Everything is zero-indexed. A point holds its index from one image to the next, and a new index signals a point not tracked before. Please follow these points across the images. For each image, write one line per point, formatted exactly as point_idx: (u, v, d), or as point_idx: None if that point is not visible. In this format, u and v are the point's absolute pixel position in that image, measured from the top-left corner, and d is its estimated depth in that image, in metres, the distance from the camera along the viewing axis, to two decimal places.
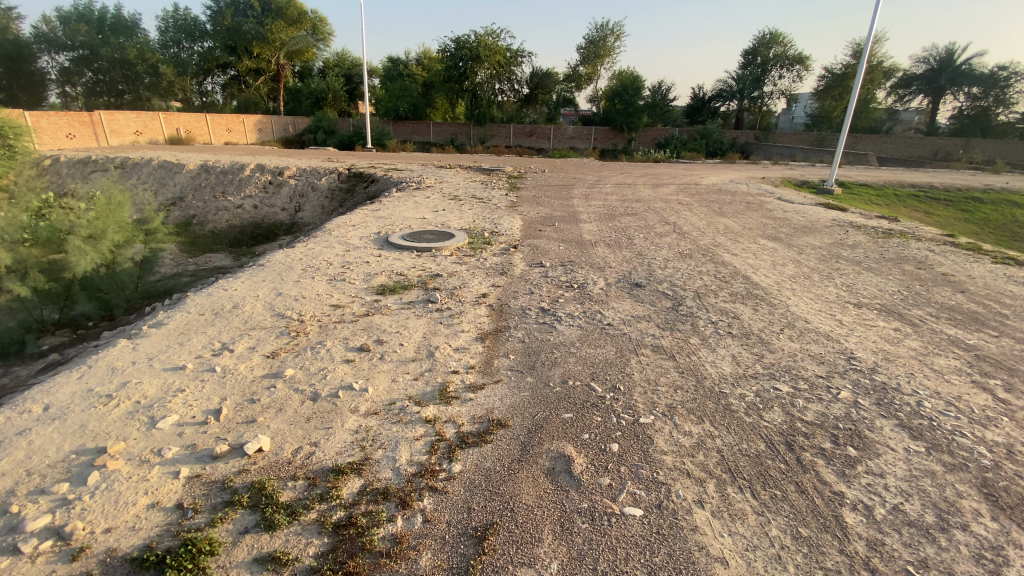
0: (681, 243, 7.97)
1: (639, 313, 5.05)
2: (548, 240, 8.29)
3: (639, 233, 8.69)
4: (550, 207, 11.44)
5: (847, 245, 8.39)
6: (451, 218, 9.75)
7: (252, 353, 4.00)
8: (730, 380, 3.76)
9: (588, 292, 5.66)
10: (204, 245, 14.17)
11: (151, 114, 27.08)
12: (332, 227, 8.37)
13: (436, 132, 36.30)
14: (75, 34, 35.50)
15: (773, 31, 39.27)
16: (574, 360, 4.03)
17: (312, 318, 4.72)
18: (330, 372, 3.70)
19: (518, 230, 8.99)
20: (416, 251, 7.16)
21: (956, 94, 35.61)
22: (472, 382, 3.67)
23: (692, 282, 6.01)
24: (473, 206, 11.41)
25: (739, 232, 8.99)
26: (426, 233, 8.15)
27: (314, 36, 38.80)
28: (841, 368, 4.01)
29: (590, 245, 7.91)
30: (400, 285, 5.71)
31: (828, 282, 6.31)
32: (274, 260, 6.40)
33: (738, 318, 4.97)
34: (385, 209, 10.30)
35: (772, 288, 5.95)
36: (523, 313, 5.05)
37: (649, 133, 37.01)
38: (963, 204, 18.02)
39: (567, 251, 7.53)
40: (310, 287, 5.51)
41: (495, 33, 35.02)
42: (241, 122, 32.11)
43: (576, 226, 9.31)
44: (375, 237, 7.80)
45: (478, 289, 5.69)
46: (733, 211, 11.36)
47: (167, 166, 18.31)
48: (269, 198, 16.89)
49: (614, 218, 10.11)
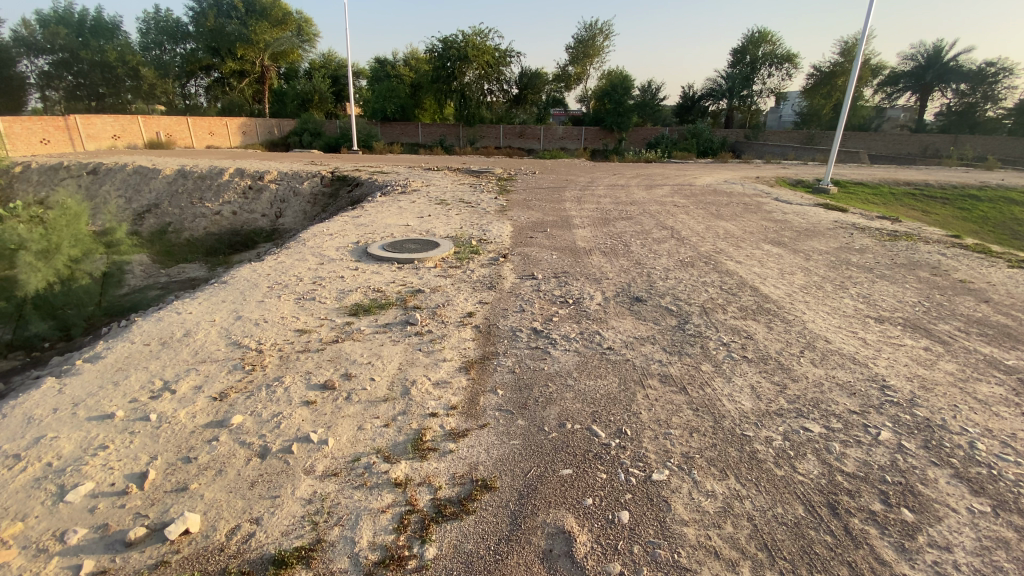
0: (680, 250, 7.49)
1: (642, 334, 4.52)
2: (539, 247, 7.77)
3: (635, 239, 8.21)
4: (541, 211, 10.93)
5: (853, 250, 7.97)
6: (436, 225, 9.21)
7: (196, 396, 3.43)
8: (753, 420, 3.24)
9: (586, 309, 5.13)
10: (179, 254, 13.51)
11: (129, 118, 26.22)
12: (307, 237, 7.80)
13: (424, 134, 35.68)
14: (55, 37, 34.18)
15: (762, 29, 39.10)
16: (571, 393, 3.50)
17: (273, 348, 4.15)
18: (284, 419, 3.15)
19: (507, 237, 8.46)
20: (397, 262, 6.61)
21: (944, 90, 35.60)
22: (454, 428, 3.11)
23: (697, 295, 5.51)
24: (460, 211, 10.87)
25: (741, 237, 8.52)
26: (408, 242, 7.60)
27: (299, 37, 38.13)
28: (876, 401, 3.52)
29: (584, 253, 7.40)
30: (376, 304, 5.15)
31: (842, 293, 5.83)
32: (239, 277, 5.80)
33: (751, 338, 4.46)
34: (366, 216, 9.73)
35: (784, 299, 5.47)
36: (514, 335, 4.50)
37: (640, 133, 36.64)
38: (960, 202, 17.76)
39: (560, 261, 7.01)
40: (275, 309, 4.94)
41: (483, 33, 34.54)
42: (223, 125, 31.31)
43: (569, 232, 8.79)
44: (353, 247, 7.25)
45: (464, 307, 5.12)
46: (732, 213, 10.90)
47: (142, 171, 17.55)
48: (249, 203, 16.22)
49: (608, 222, 9.60)
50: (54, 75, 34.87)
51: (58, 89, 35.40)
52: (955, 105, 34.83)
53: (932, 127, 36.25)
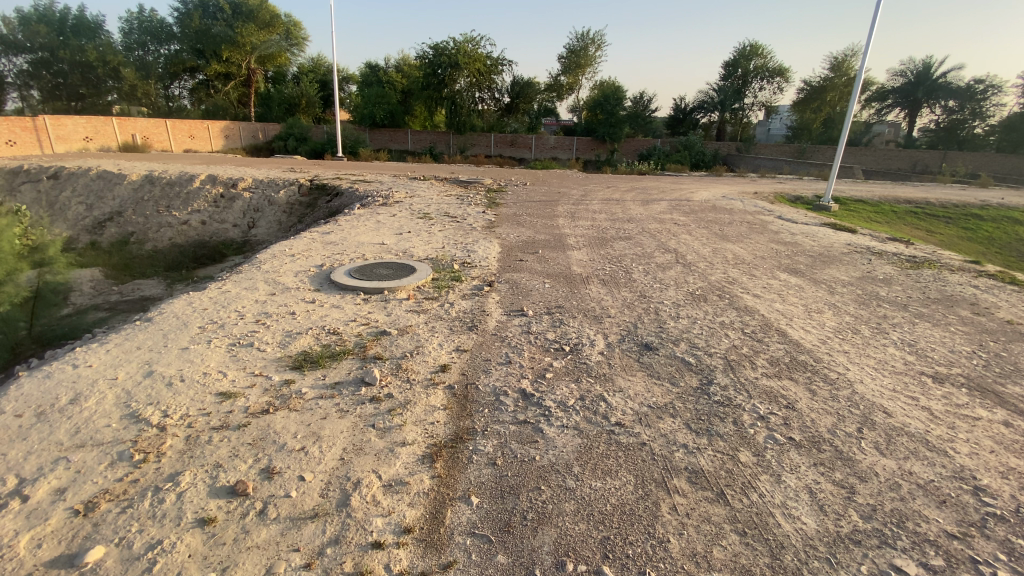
0: (689, 278, 6.63)
1: (656, 399, 3.61)
2: (529, 272, 6.89)
3: (636, 264, 7.34)
4: (532, 228, 10.07)
5: (877, 280, 7.16)
6: (416, 244, 8.28)
7: (53, 509, 2.53)
8: (822, 552, 2.35)
9: (586, 359, 4.22)
10: (138, 268, 12.43)
11: (103, 119, 24.99)
12: (265, 259, 6.84)
13: (413, 141, 34.87)
14: (35, 35, 32.90)
15: (753, 42, 38.86)
16: (570, 504, 2.60)
17: (181, 422, 3.22)
18: (162, 556, 2.24)
19: (493, 259, 7.55)
20: (363, 292, 5.66)
21: (934, 107, 35.32)
22: (404, 569, 2.20)
23: (718, 341, 4.64)
24: (443, 227, 9.96)
25: (754, 263, 7.67)
26: (380, 265, 6.65)
27: (288, 41, 37.39)
28: (974, 515, 2.62)
29: (580, 280, 6.53)
30: (328, 353, 4.20)
31: (885, 338, 4.96)
32: (169, 314, 4.84)
33: (793, 408, 3.58)
34: (338, 231, 8.81)
35: (819, 349, 4.59)
36: (495, 399, 3.57)
37: (632, 144, 36.04)
38: (963, 222, 17.18)
39: (553, 291, 6.12)
40: (198, 360, 3.96)
41: (474, 40, 33.86)
42: (204, 128, 30.26)
43: (562, 254, 7.93)
44: (315, 273, 6.28)
45: (437, 357, 4.17)
46: (738, 233, 10.09)
47: (105, 176, 16.41)
48: (219, 212, 15.16)
49: (605, 243, 8.74)
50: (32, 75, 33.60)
51: (38, 89, 34.02)
52: (944, 121, 34.67)
53: (921, 143, 36.03)
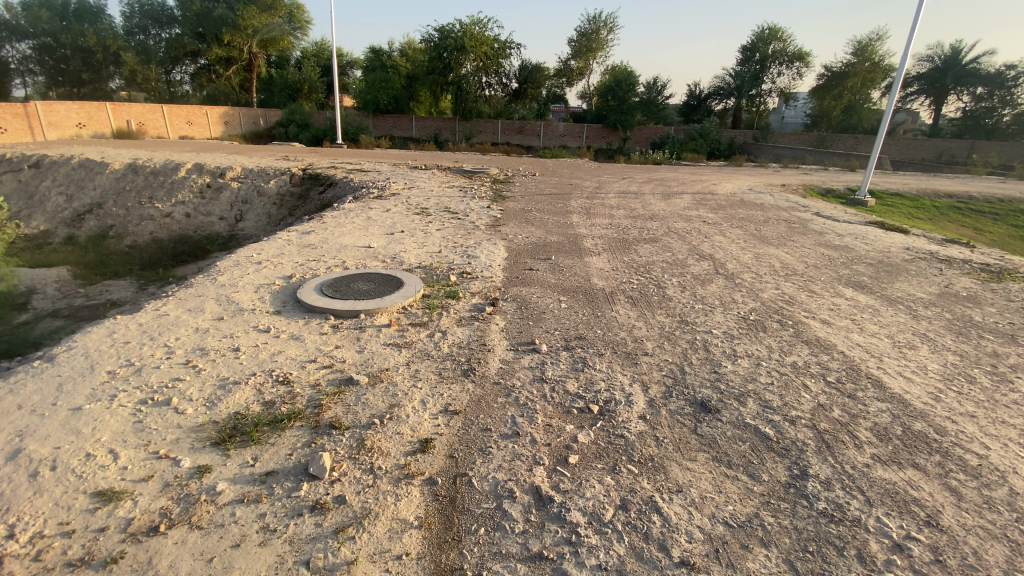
0: (737, 295, 5.46)
1: (733, 508, 2.47)
2: (539, 286, 5.72)
3: (668, 275, 6.14)
4: (542, 226, 8.91)
5: (960, 297, 5.94)
6: (408, 247, 7.13)
7: None
8: None
9: (623, 429, 3.06)
10: (113, 265, 11.41)
11: (96, 104, 23.89)
12: (225, 270, 5.72)
13: (418, 127, 33.33)
14: (37, 21, 31.78)
15: (772, 25, 36.93)
16: None
17: (25, 553, 2.15)
18: None
19: (498, 266, 6.42)
20: (334, 315, 4.54)
21: (961, 94, 33.33)
22: None
23: (795, 397, 3.49)
24: (442, 225, 8.82)
25: (807, 273, 6.48)
26: (359, 277, 5.48)
27: (290, 24, 36.07)
28: None
29: (604, 297, 5.37)
30: (270, 416, 3.07)
31: (1014, 390, 3.77)
32: (78, 351, 3.75)
33: (939, 526, 2.44)
34: (320, 231, 7.68)
35: (935, 412, 3.42)
36: (495, 507, 2.43)
37: (644, 131, 34.21)
38: (1010, 218, 15.76)
39: (570, 312, 4.96)
40: (87, 429, 2.88)
41: (482, 22, 32.42)
42: (202, 113, 29.10)
43: (579, 261, 6.75)
44: (279, 289, 5.15)
45: (416, 426, 3.00)
46: (779, 234, 8.86)
47: (87, 165, 15.37)
48: (205, 204, 14.10)
49: (628, 247, 7.54)
50: (36, 60, 32.76)
51: (42, 74, 33.18)
52: (972, 109, 32.67)
53: (946, 131, 34.01)
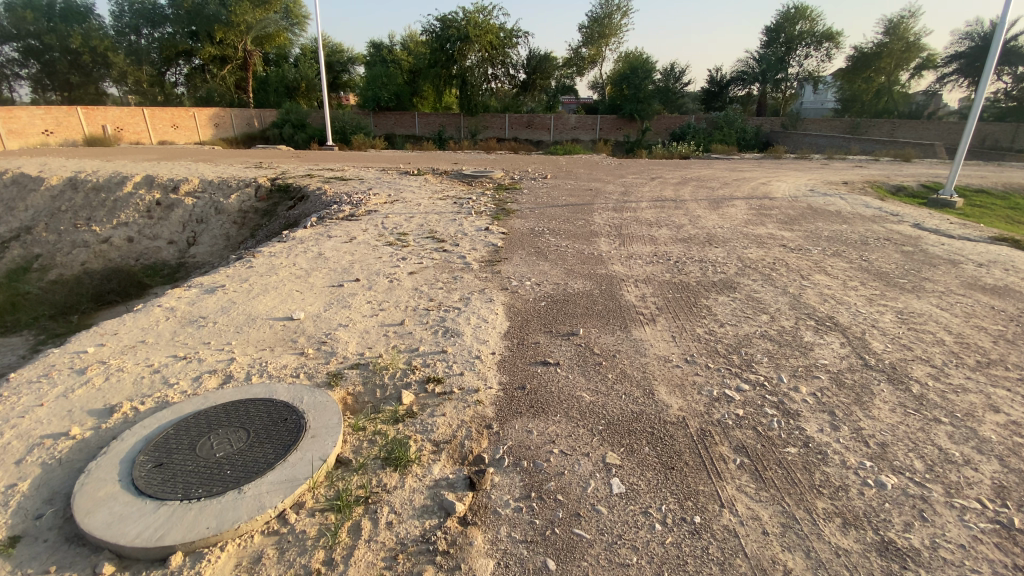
0: (940, 441, 2.85)
1: None
2: (561, 411, 3.13)
3: (786, 375, 3.54)
4: (556, 262, 6.36)
5: None
6: (358, 313, 4.64)
7: None
8: None
9: None
10: (21, 314, 9.13)
11: (65, 109, 21.67)
12: (11, 391, 3.27)
13: (420, 125, 30.83)
14: (21, 22, 30.01)
15: (798, 4, 33.77)
16: None
17: None
18: None
19: (492, 355, 3.88)
20: (118, 565, 2.08)
21: (1003, 74, 29.54)
22: None
23: None
24: (420, 262, 6.35)
25: (1012, 361, 3.82)
26: (231, 414, 2.92)
27: (286, 20, 33.45)
28: None
29: (689, 449, 2.78)
30: None
31: None
32: None
33: None
34: (234, 285, 5.22)
35: None
36: None
37: (663, 121, 31.33)
38: None
39: (630, 511, 2.35)
40: None
41: (485, 10, 29.81)
42: (189, 116, 26.94)
43: (624, 339, 4.15)
44: (59, 462, 2.64)
45: None
46: (900, 268, 6.15)
47: (24, 182, 13.16)
48: (151, 225, 11.70)
49: (695, 303, 4.92)
50: (23, 62, 31.14)
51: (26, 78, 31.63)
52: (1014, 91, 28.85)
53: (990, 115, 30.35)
